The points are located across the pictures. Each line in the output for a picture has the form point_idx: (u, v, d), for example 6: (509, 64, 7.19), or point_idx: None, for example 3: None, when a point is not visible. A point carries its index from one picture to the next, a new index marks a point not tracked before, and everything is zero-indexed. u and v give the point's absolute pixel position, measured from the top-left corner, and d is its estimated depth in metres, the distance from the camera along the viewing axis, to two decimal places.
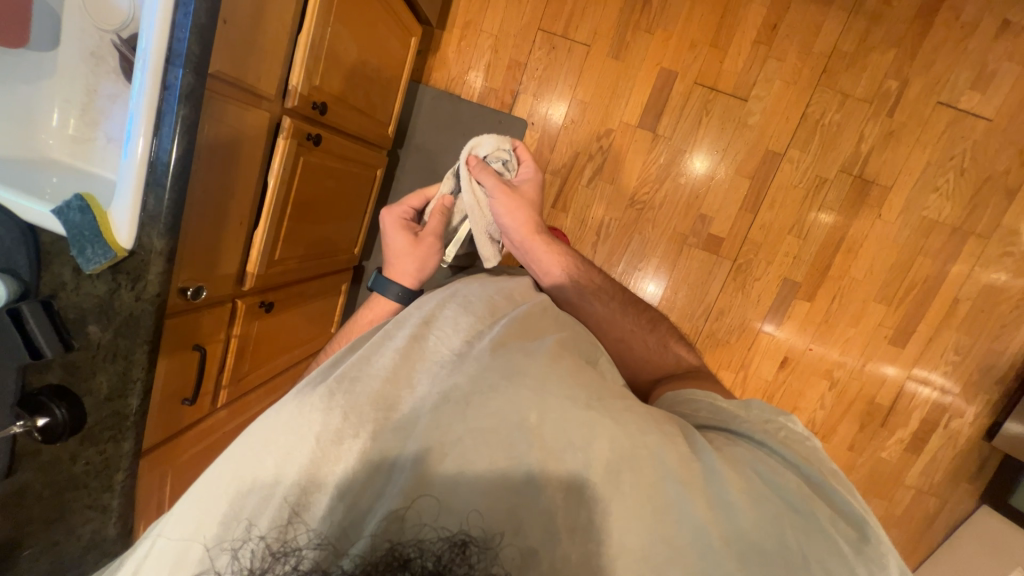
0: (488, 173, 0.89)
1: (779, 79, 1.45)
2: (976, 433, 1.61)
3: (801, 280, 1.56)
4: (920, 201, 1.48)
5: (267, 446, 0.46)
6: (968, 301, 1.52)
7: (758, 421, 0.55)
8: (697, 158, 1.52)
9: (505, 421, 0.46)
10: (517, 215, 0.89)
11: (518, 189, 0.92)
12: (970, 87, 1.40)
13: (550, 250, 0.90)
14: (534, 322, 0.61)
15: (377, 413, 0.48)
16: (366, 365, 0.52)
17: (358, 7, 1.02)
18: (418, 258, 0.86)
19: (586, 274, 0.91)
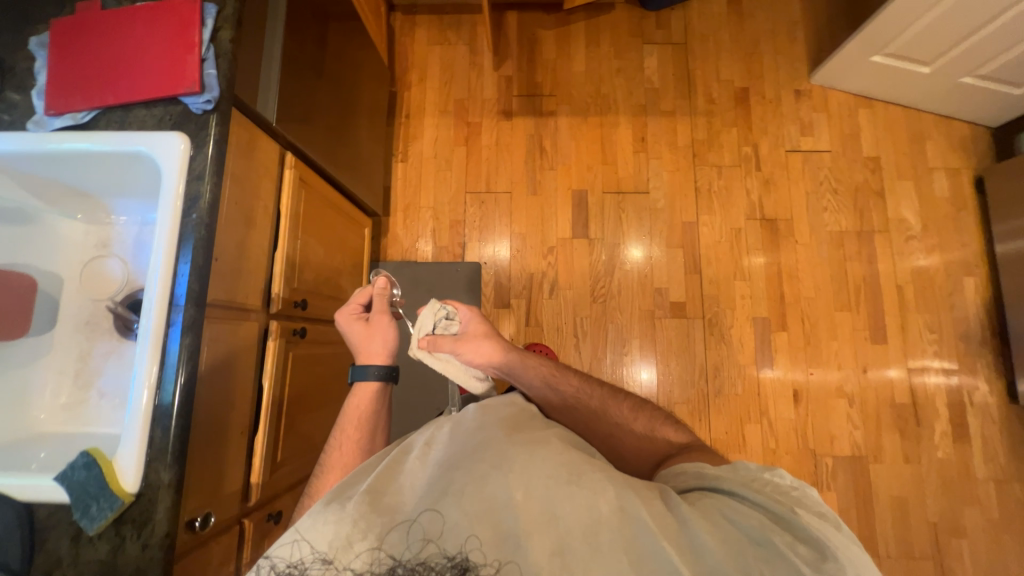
0: (442, 341, 0.93)
1: (664, 171, 1.78)
2: (1001, 399, 1.62)
3: (767, 314, 1.68)
4: (820, 221, 1.74)
5: (297, 553, 0.56)
6: (909, 284, 1.69)
7: (739, 477, 0.64)
8: (632, 248, 1.74)
9: (500, 503, 0.58)
10: (487, 354, 0.95)
11: (469, 335, 0.96)
12: (802, 135, 1.80)
13: (524, 366, 0.95)
14: (522, 422, 0.73)
15: (388, 514, 0.60)
16: (377, 479, 0.64)
17: (318, 217, 1.21)
18: (379, 335, 0.93)
19: (565, 377, 0.95)
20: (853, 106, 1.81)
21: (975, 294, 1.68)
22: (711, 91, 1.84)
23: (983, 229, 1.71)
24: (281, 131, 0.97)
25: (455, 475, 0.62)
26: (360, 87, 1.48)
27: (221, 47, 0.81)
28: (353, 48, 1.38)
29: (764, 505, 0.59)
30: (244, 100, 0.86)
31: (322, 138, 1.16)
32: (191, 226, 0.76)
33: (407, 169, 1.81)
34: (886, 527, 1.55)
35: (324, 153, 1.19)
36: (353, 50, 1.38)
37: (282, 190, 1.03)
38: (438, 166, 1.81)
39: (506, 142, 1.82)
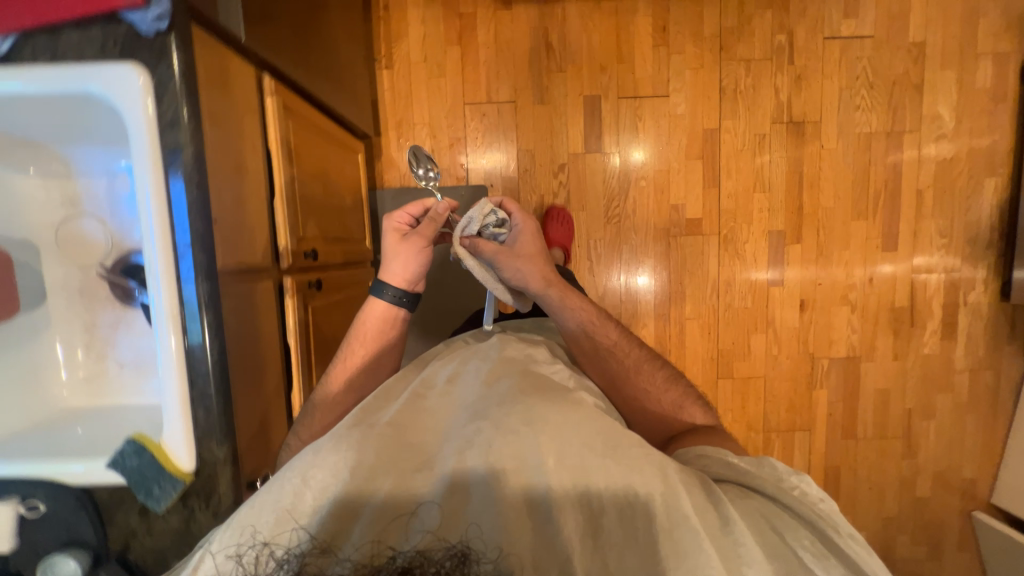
0: (484, 246, 0.93)
1: (687, 68, 1.58)
2: (994, 298, 1.69)
3: (783, 228, 1.64)
4: (850, 122, 1.61)
5: (308, 475, 0.54)
6: (930, 188, 1.64)
7: (772, 478, 0.61)
8: (634, 151, 1.61)
9: (529, 461, 0.54)
10: (525, 276, 0.97)
11: (514, 251, 0.96)
12: (844, 17, 1.57)
13: (564, 310, 0.98)
14: (555, 388, 0.69)
15: (409, 455, 0.57)
16: (403, 421, 0.63)
17: (309, 149, 1.06)
18: (404, 259, 0.90)
19: (603, 328, 0.99)
20: None
21: (993, 196, 1.64)
22: None
23: (1017, 124, 1.62)
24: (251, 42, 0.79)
25: (484, 423, 0.58)
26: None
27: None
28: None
29: (802, 515, 0.56)
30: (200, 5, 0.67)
31: (297, 49, 0.96)
32: (180, 187, 0.65)
33: (394, 77, 1.57)
34: (867, 415, 1.72)
35: (302, 68, 1.00)
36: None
37: (267, 122, 0.88)
38: (430, 72, 1.57)
39: (506, 37, 1.56)
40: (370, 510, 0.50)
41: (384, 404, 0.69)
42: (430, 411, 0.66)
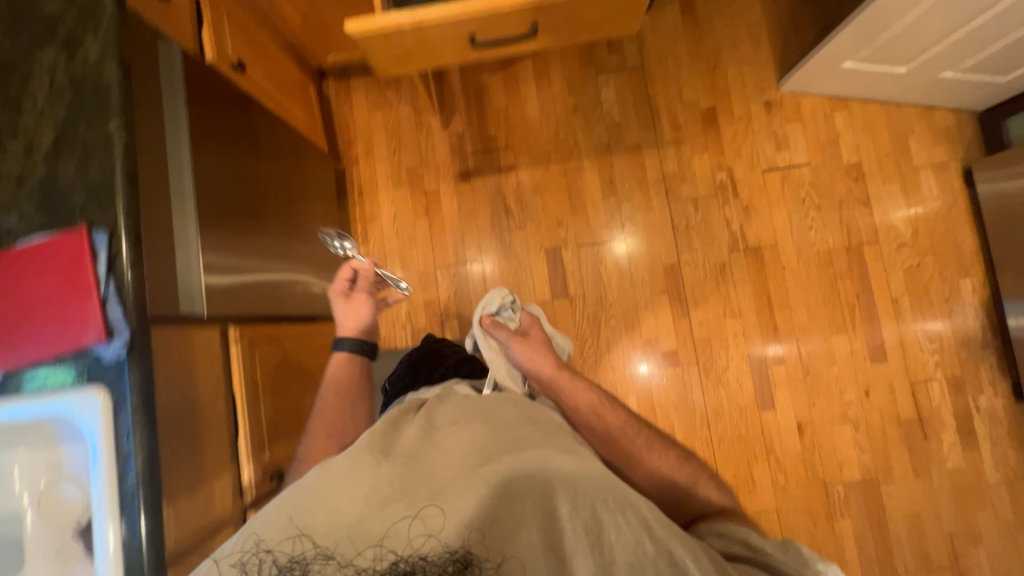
0: (500, 327, 1.03)
1: (638, 212, 1.69)
2: (1009, 399, 1.58)
3: (763, 349, 1.63)
4: (806, 241, 1.66)
5: (328, 495, 0.63)
6: (905, 294, 1.63)
7: (792, 560, 0.65)
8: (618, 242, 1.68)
9: (535, 509, 0.63)
10: (537, 362, 1.00)
11: (526, 336, 1.03)
12: (777, 151, 1.69)
13: (575, 392, 0.97)
14: (553, 431, 0.77)
15: (418, 487, 0.65)
16: (413, 451, 0.70)
17: (287, 365, 1.16)
18: (355, 312, 1.06)
19: (613, 410, 0.95)
20: (827, 111, 1.70)
21: (973, 295, 1.62)
22: (676, 116, 1.72)
23: (977, 224, 1.64)
24: (213, 311, 0.93)
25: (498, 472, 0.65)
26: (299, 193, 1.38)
27: (123, 280, 0.73)
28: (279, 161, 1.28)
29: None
30: (160, 313, 0.81)
31: (270, 291, 1.11)
32: (133, 499, 0.72)
33: (371, 252, 1.73)
34: (902, 544, 1.55)
35: (275, 301, 1.13)
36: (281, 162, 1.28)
37: (231, 365, 0.98)
38: (403, 243, 1.72)
39: (469, 205, 1.72)
40: (388, 532, 0.60)
41: (396, 431, 0.76)
42: (445, 442, 0.72)
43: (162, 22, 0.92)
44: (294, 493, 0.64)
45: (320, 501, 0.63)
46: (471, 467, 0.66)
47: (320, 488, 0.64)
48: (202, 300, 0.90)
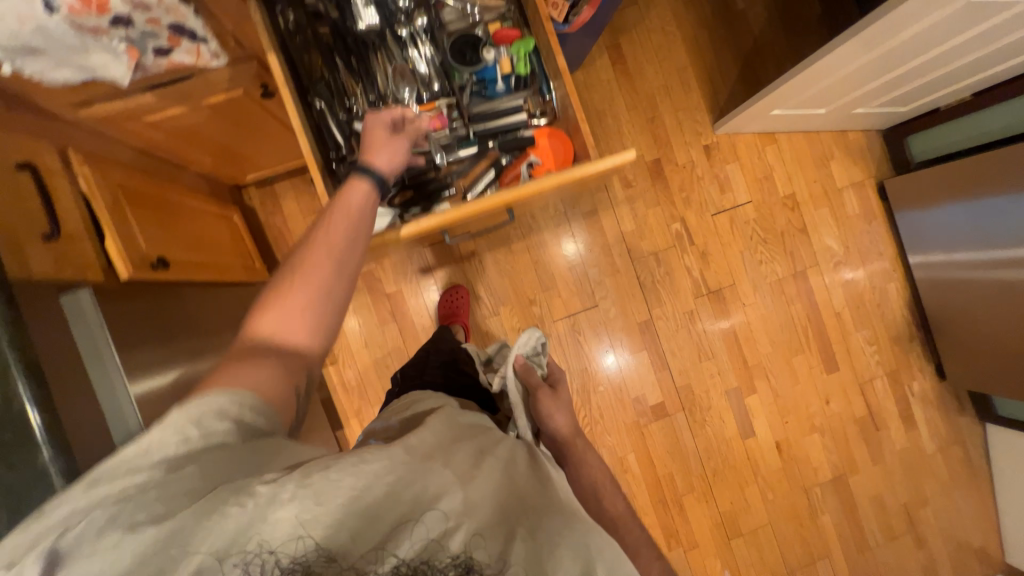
0: (535, 373, 1.02)
1: (605, 276, 1.71)
2: (934, 380, 1.84)
3: (737, 383, 1.75)
4: (759, 275, 1.77)
5: (354, 477, 0.56)
6: (845, 307, 1.81)
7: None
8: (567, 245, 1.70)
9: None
10: (561, 422, 0.99)
11: (558, 394, 1.03)
12: (722, 193, 1.76)
13: (583, 465, 0.97)
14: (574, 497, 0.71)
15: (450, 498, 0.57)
16: (447, 464, 0.62)
17: None
18: (391, 150, 0.83)
19: (615, 492, 0.95)
20: (759, 146, 1.78)
21: (898, 297, 1.83)
22: (625, 172, 1.72)
23: (893, 233, 1.83)
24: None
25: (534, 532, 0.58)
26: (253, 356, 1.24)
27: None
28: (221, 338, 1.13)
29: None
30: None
31: None
32: None
33: (341, 370, 1.61)
34: (871, 523, 1.80)
35: None
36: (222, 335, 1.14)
37: None
38: (373, 354, 1.62)
39: (436, 300, 1.64)
40: (413, 545, 0.52)
41: (433, 436, 0.68)
42: (491, 469, 0.64)
43: (58, 270, 0.74)
44: (320, 474, 0.55)
45: (344, 489, 0.54)
46: (513, 510, 0.59)
47: (349, 477, 0.55)
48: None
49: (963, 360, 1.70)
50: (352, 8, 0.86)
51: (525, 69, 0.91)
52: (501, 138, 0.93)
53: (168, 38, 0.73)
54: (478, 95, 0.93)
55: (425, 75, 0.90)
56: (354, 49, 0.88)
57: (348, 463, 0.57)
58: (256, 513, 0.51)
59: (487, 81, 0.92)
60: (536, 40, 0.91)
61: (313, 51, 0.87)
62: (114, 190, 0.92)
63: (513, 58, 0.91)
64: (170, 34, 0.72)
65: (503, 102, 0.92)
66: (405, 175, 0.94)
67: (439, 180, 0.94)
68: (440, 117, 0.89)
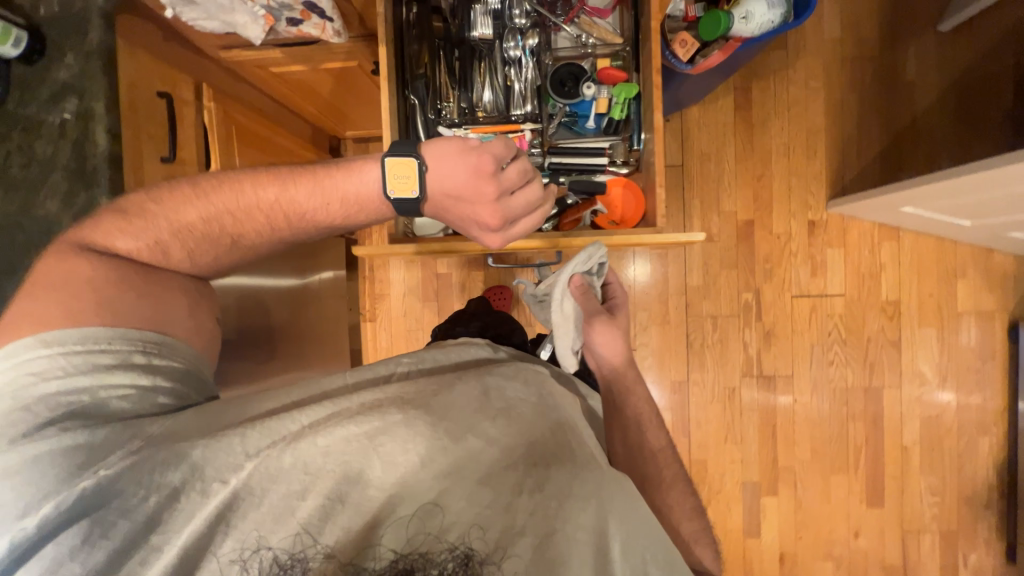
0: (590, 298, 0.85)
1: (653, 323, 1.62)
2: (999, 560, 1.57)
3: (758, 479, 1.61)
4: (824, 376, 1.59)
5: (331, 447, 0.58)
6: (916, 444, 1.58)
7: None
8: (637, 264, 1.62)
9: (579, 541, 0.56)
10: (611, 344, 0.84)
11: (615, 318, 0.86)
12: (812, 276, 1.58)
13: (626, 397, 0.83)
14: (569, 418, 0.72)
15: (431, 468, 0.58)
16: (433, 410, 0.63)
17: None
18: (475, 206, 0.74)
19: (657, 430, 0.82)
20: (875, 237, 1.57)
21: (989, 455, 1.56)
22: (710, 225, 1.60)
23: (1009, 382, 1.55)
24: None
25: (542, 481, 0.60)
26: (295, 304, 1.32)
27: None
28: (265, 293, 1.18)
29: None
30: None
31: None
32: None
33: (377, 328, 1.70)
34: None
35: None
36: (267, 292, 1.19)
37: None
38: (409, 323, 1.69)
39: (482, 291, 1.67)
40: (409, 541, 0.53)
41: (425, 388, 0.67)
42: (491, 416, 0.65)
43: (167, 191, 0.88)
44: (315, 444, 0.58)
45: (351, 452, 0.58)
46: (516, 466, 0.60)
47: (354, 444, 0.58)
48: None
49: None
50: (472, 16, 0.92)
51: (620, 115, 0.94)
52: (575, 181, 0.94)
53: (301, 11, 0.84)
54: (567, 126, 0.98)
55: (520, 95, 0.95)
56: (461, 55, 0.94)
57: (348, 429, 0.59)
58: (251, 494, 0.55)
59: (580, 116, 0.96)
60: (639, 88, 0.93)
61: (425, 49, 0.92)
62: (230, 126, 1.04)
63: (613, 100, 0.93)
64: (303, 9, 0.83)
65: (588, 142, 0.95)
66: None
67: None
68: (522, 140, 0.94)
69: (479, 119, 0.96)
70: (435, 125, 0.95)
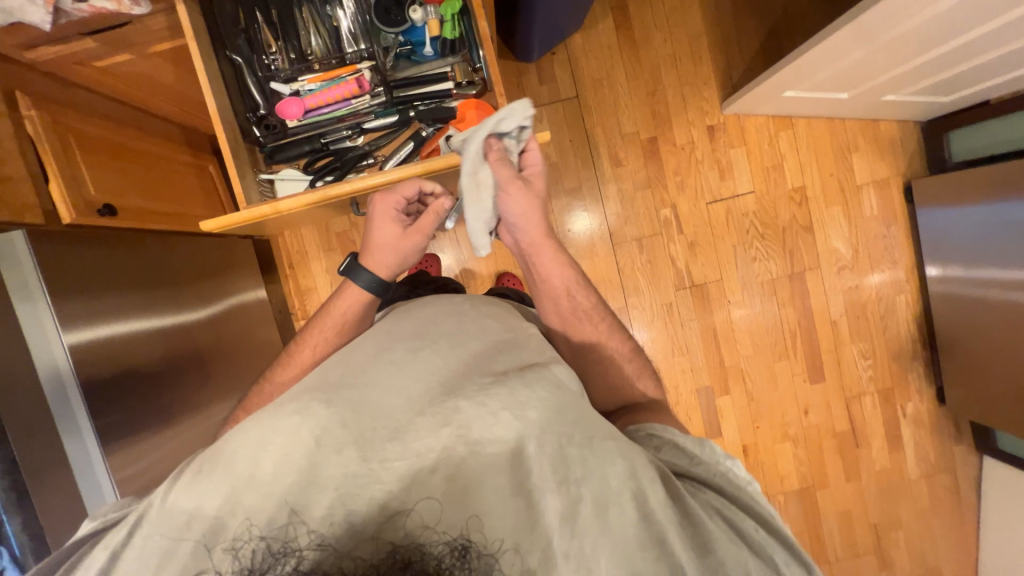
0: (504, 168, 0.80)
1: (583, 259, 1.64)
2: (932, 404, 1.71)
3: (709, 383, 1.69)
4: (750, 273, 1.65)
5: (268, 453, 0.52)
6: (843, 317, 1.68)
7: (713, 461, 0.64)
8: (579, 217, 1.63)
9: (493, 454, 0.52)
10: (527, 218, 0.83)
11: (530, 188, 0.82)
12: (722, 181, 1.63)
13: (547, 266, 0.87)
14: (508, 346, 0.72)
15: (380, 435, 0.53)
16: (364, 381, 0.61)
17: None
18: (396, 251, 0.84)
19: (586, 291, 0.89)
20: (771, 130, 1.62)
21: (907, 311, 1.68)
22: (616, 150, 1.61)
23: (913, 240, 1.65)
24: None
25: (449, 411, 0.55)
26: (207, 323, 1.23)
27: (20, 545, 0.73)
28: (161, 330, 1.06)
29: (765, 547, 0.54)
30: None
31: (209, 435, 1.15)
32: None
33: None
34: (834, 539, 1.73)
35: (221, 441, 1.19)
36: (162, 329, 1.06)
37: None
38: None
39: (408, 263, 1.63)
40: (396, 529, 0.47)
41: (358, 365, 0.64)
42: (426, 365, 0.64)
43: None
44: (199, 475, 0.52)
45: (240, 458, 0.52)
46: (422, 409, 0.56)
47: (241, 452, 0.53)
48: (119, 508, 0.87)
49: (967, 386, 1.56)
50: None
51: (454, 34, 0.90)
52: (422, 108, 0.93)
53: None
54: (405, 58, 0.94)
55: (350, 34, 0.91)
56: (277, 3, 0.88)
57: (235, 441, 0.55)
58: (212, 534, 0.48)
59: (415, 44, 0.92)
60: (464, 0, 0.89)
61: (236, 8, 0.86)
62: (66, 133, 0.96)
63: (444, 20, 0.89)
64: None
65: (428, 69, 0.93)
66: (323, 140, 0.94)
67: (359, 148, 0.95)
68: (362, 81, 0.92)
69: (315, 68, 0.92)
70: (269, 82, 0.91)
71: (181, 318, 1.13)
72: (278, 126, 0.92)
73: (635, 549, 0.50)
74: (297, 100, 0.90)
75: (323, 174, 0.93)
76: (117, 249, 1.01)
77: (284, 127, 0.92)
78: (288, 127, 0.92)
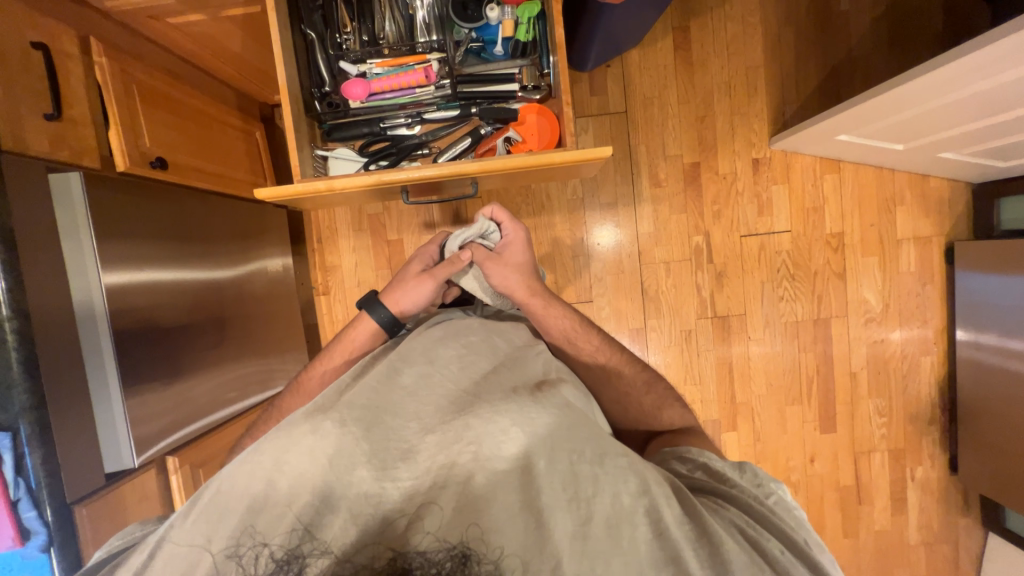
0: (476, 253, 0.92)
1: (608, 274, 1.63)
2: (943, 471, 1.67)
3: (718, 416, 1.67)
4: (775, 312, 1.63)
5: (277, 466, 0.52)
6: (864, 369, 1.64)
7: (748, 486, 0.62)
8: (610, 233, 1.62)
9: (504, 474, 0.52)
10: (510, 285, 0.93)
11: (503, 259, 0.93)
12: (759, 215, 1.61)
13: (542, 318, 0.93)
14: (519, 367, 0.74)
15: (391, 452, 0.54)
16: (373, 394, 0.61)
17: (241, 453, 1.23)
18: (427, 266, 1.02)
19: (586, 336, 0.94)
20: (817, 172, 1.59)
21: (930, 373, 1.64)
22: (657, 170, 1.60)
23: (947, 303, 1.62)
24: (148, 458, 0.94)
25: (459, 429, 0.56)
26: (234, 288, 1.24)
27: (36, 479, 0.75)
28: (187, 288, 1.06)
29: (789, 570, 0.52)
30: (80, 495, 0.81)
31: (223, 396, 1.16)
32: None
33: (331, 301, 1.66)
34: None
35: (235, 403, 1.20)
36: (185, 284, 1.05)
37: (170, 492, 1.02)
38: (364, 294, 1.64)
39: None
40: (399, 540, 0.48)
41: (366, 383, 0.64)
42: (434, 390, 0.64)
43: (53, 149, 0.82)
44: (204, 504, 0.51)
45: (252, 475, 0.52)
46: (433, 427, 0.57)
47: (253, 473, 0.52)
48: (131, 454, 0.89)
49: (982, 459, 1.51)
50: None
51: (526, 36, 0.92)
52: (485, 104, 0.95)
53: None
54: (474, 53, 0.95)
55: (424, 24, 0.91)
56: None
57: (246, 460, 0.54)
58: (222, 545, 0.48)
59: (487, 41, 0.93)
60: (541, 4, 0.90)
61: None
62: (130, 83, 0.98)
63: (518, 22, 0.90)
64: None
65: (497, 69, 0.95)
66: (382, 125, 0.96)
67: (415, 136, 0.96)
68: (429, 72, 0.92)
69: (385, 52, 0.92)
70: (338, 61, 0.91)
71: (216, 278, 1.17)
72: (340, 105, 0.93)
73: (648, 567, 0.49)
74: (363, 82, 0.91)
75: (378, 158, 0.93)
76: (159, 204, 1.02)
77: (346, 106, 0.93)
78: (350, 107, 0.93)
